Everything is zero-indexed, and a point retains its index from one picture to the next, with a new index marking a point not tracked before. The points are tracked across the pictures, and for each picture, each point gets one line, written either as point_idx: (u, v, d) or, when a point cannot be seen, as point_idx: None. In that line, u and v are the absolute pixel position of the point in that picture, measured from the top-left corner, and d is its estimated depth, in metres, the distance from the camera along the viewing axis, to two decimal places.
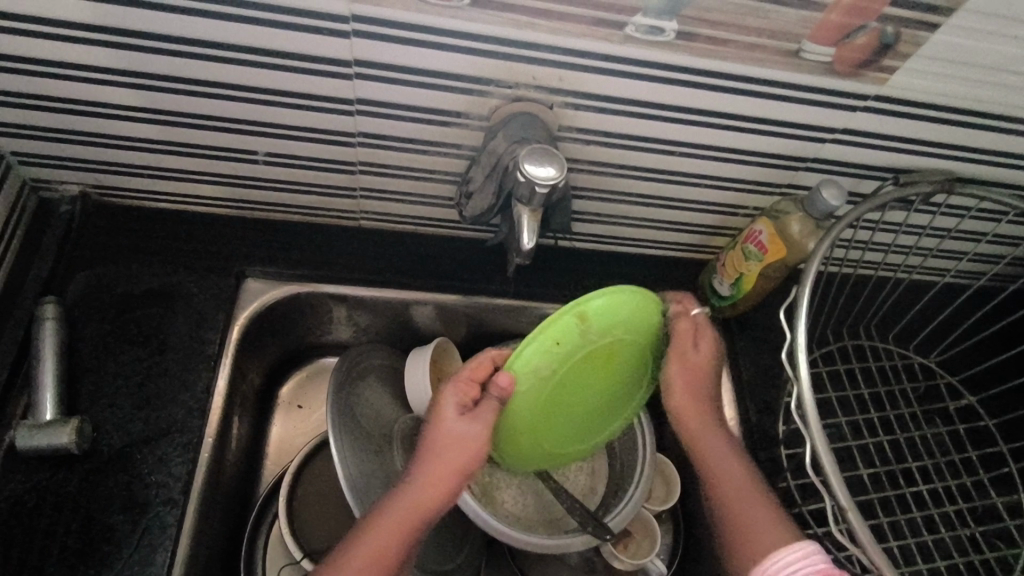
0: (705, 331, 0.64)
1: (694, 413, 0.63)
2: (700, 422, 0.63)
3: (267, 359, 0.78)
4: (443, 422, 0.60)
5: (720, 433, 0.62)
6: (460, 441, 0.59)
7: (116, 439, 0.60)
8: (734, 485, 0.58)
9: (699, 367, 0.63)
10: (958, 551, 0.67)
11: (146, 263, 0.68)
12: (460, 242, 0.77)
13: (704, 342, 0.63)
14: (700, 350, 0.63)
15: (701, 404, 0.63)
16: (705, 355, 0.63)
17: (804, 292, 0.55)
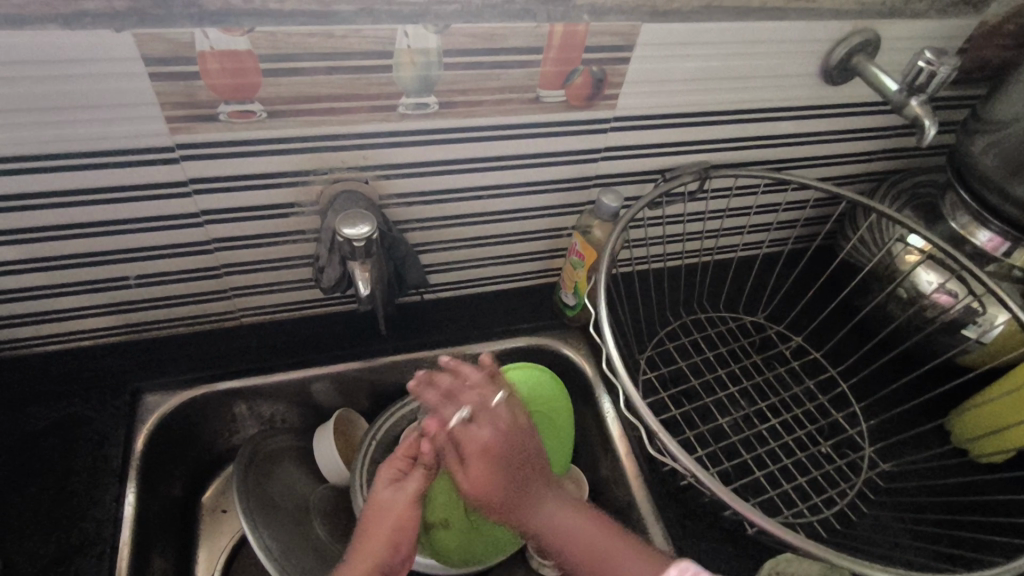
0: (483, 429, 0.61)
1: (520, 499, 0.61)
2: (529, 511, 0.61)
3: (183, 469, 0.83)
4: (376, 492, 0.64)
5: (557, 502, 0.62)
6: (391, 507, 0.62)
7: (31, 565, 0.63)
8: (590, 545, 0.59)
9: (476, 451, 0.60)
10: (815, 466, 0.78)
11: (42, 403, 0.74)
12: (338, 318, 0.86)
13: (485, 425, 0.61)
14: (486, 426, 0.61)
15: (518, 471, 0.61)
16: (478, 442, 0.60)
17: (601, 280, 0.67)
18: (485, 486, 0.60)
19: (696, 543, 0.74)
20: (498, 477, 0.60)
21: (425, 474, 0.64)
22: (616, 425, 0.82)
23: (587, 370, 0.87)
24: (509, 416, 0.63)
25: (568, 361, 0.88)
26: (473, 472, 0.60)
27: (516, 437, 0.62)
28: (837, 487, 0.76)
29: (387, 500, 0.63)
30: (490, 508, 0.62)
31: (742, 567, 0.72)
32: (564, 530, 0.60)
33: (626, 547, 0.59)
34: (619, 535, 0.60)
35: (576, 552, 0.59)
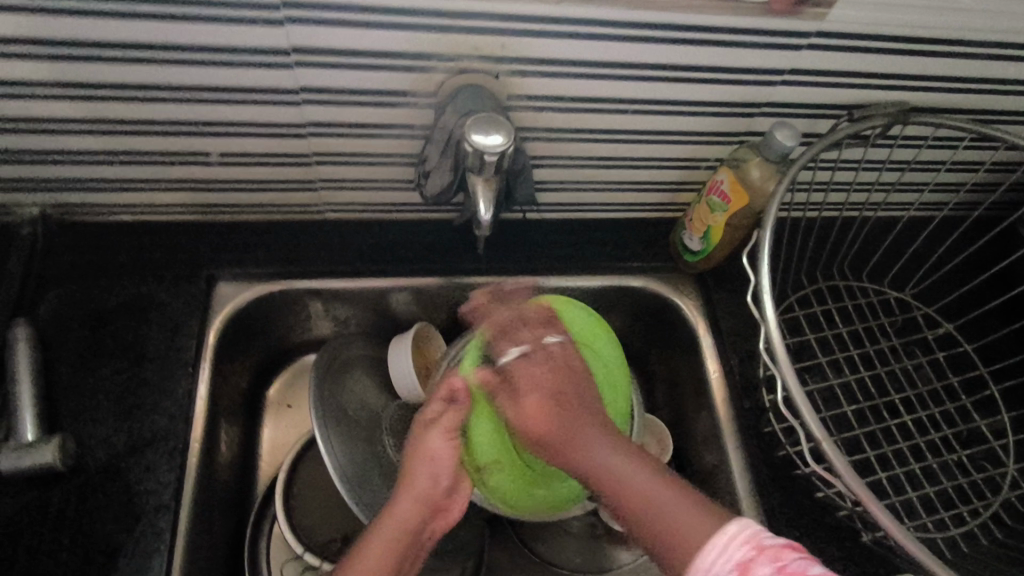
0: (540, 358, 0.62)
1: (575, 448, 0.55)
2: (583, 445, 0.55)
3: (251, 362, 0.78)
4: (416, 435, 0.61)
5: (607, 445, 0.55)
6: (429, 450, 0.60)
7: (102, 452, 0.60)
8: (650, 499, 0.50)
9: (547, 378, 0.60)
10: (946, 477, 0.68)
11: (114, 277, 0.68)
12: (429, 226, 0.77)
13: (526, 377, 0.60)
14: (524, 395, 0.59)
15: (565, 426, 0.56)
16: (532, 374, 0.60)
17: (765, 239, 0.55)
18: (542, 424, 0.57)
19: (800, 539, 0.66)
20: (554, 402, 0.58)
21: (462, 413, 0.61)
22: (722, 391, 0.73)
23: (697, 323, 0.77)
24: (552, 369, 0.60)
25: (677, 311, 0.78)
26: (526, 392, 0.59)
27: (567, 384, 0.60)
28: (969, 504, 0.67)
29: (428, 436, 0.60)
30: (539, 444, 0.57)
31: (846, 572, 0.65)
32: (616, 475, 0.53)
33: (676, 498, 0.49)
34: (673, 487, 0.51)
35: (623, 498, 0.52)
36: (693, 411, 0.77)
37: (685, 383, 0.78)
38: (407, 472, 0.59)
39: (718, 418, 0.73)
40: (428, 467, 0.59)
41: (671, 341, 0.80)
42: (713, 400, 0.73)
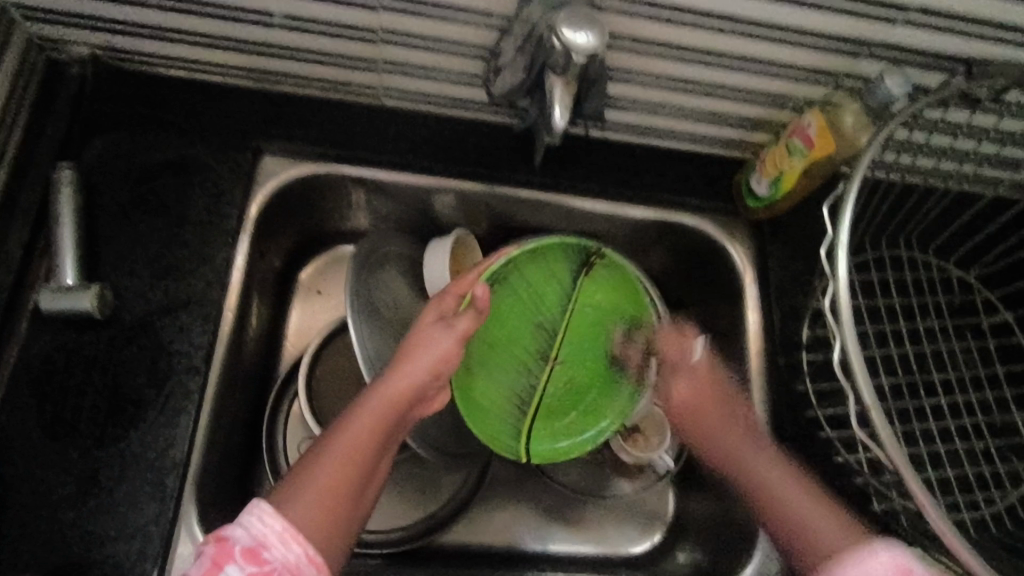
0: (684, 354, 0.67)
1: (731, 455, 0.63)
2: (746, 451, 0.62)
3: (287, 242, 0.77)
4: (421, 325, 0.61)
5: (768, 457, 0.61)
6: (429, 344, 0.59)
7: (138, 307, 0.60)
8: (777, 492, 0.59)
9: (703, 386, 0.65)
10: (969, 463, 0.67)
11: (160, 133, 0.66)
12: (486, 128, 0.73)
13: (683, 381, 0.66)
14: (691, 386, 0.66)
15: (713, 423, 0.64)
16: (686, 390, 0.66)
17: (851, 189, 0.51)
18: (689, 405, 0.66)
19: None
20: (700, 393, 0.65)
21: (477, 318, 0.61)
22: (759, 345, 0.71)
23: (746, 273, 0.73)
24: (696, 374, 0.66)
25: (726, 257, 0.74)
26: (686, 382, 0.66)
27: (716, 395, 0.65)
28: (987, 493, 0.66)
29: (432, 331, 0.59)
30: (694, 424, 0.66)
31: None
32: (777, 480, 0.59)
33: (801, 497, 0.58)
34: (810, 494, 0.58)
35: (767, 495, 0.59)
36: (724, 359, 0.76)
37: (720, 330, 0.76)
38: (401, 358, 0.58)
39: (749, 369, 0.71)
40: (423, 358, 0.58)
41: (713, 286, 0.78)
42: (747, 351, 0.72)
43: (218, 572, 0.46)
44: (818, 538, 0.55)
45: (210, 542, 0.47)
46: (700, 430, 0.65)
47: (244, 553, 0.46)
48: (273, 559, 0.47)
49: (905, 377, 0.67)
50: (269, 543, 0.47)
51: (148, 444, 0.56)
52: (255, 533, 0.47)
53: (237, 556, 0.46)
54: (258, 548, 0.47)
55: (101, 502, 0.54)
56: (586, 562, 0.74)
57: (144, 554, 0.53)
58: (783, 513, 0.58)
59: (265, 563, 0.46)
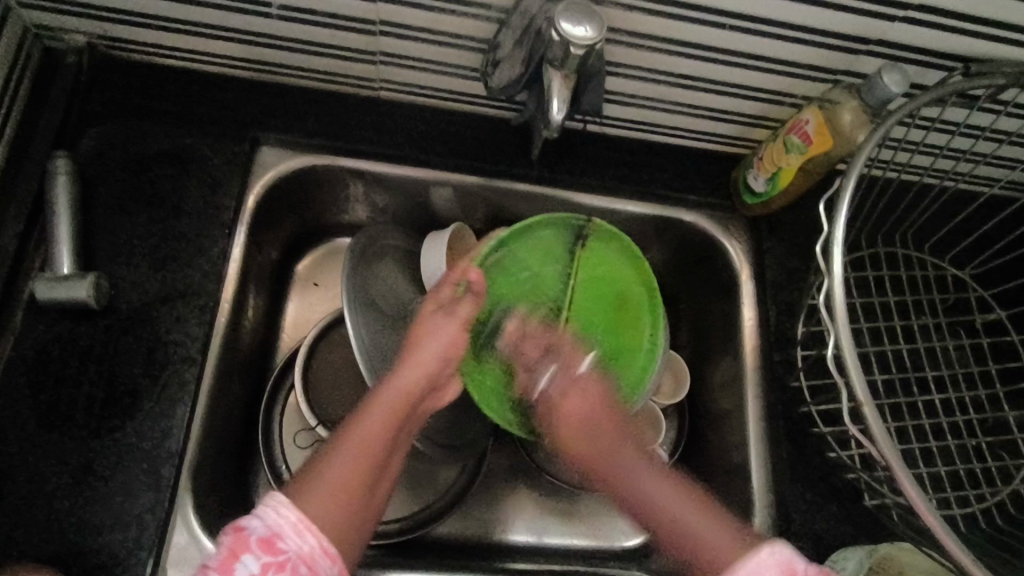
0: (591, 386, 0.67)
1: (625, 480, 0.60)
2: (628, 469, 0.61)
3: (284, 233, 0.77)
4: (422, 319, 0.64)
5: (654, 472, 0.60)
6: (437, 331, 0.63)
7: (134, 297, 0.60)
8: (670, 508, 0.55)
9: (599, 408, 0.65)
10: (961, 459, 0.68)
11: (157, 124, 0.66)
12: (484, 121, 0.73)
13: (577, 398, 0.66)
14: (586, 399, 0.66)
15: (604, 434, 0.64)
16: (575, 402, 0.66)
17: (848, 186, 0.51)
18: (575, 423, 0.65)
19: (800, 493, 0.66)
20: (603, 413, 0.65)
21: (477, 300, 0.65)
22: (754, 341, 0.71)
23: (742, 268, 0.73)
24: (583, 393, 0.66)
25: (722, 252, 0.74)
26: (566, 408, 0.66)
27: (619, 414, 0.65)
28: (978, 489, 0.67)
29: (430, 317, 0.64)
30: (580, 442, 0.64)
31: (839, 531, 0.65)
32: (651, 500, 0.57)
33: (683, 501, 0.55)
34: (705, 503, 0.55)
35: (663, 523, 0.55)
36: (719, 354, 0.76)
37: (716, 326, 0.77)
38: (409, 349, 0.61)
39: (743, 364, 0.72)
40: (430, 344, 0.62)
41: (709, 281, 0.78)
42: (742, 347, 0.72)
43: (234, 563, 0.44)
44: (716, 554, 0.50)
45: (227, 531, 0.46)
46: (592, 446, 0.64)
47: (259, 542, 0.45)
48: (288, 549, 0.46)
49: (899, 374, 0.67)
50: (285, 533, 0.46)
51: (144, 434, 0.56)
52: (270, 522, 0.46)
53: (254, 545, 0.45)
54: (273, 537, 0.46)
55: (97, 491, 0.54)
56: (580, 554, 0.75)
57: (140, 544, 0.53)
58: (683, 535, 0.53)
59: (280, 553, 0.45)
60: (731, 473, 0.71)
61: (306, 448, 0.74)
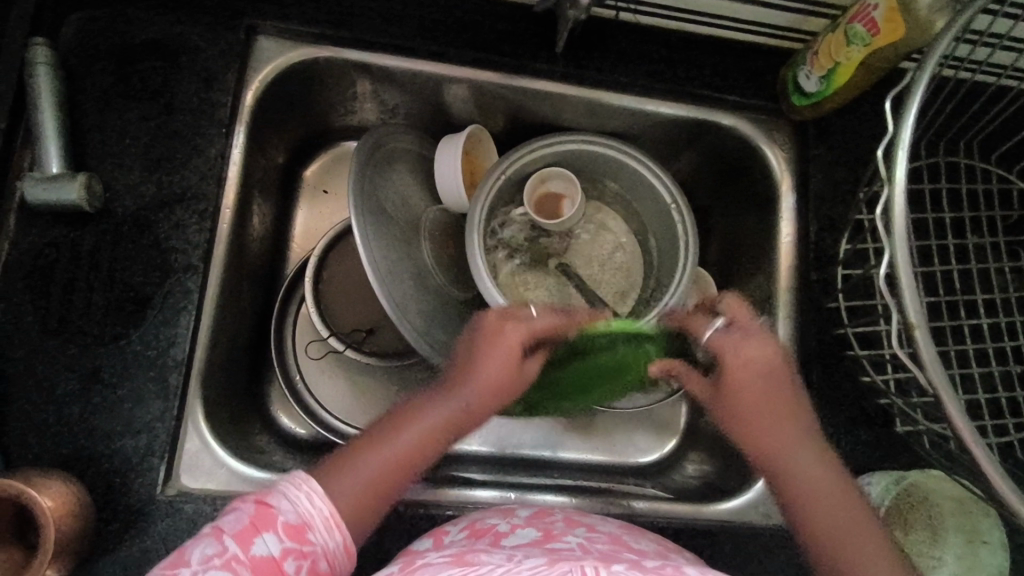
0: (748, 361, 0.50)
1: (778, 451, 0.49)
2: (782, 439, 0.49)
3: (290, 136, 0.72)
4: (494, 325, 0.53)
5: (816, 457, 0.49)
6: (503, 351, 0.51)
7: (130, 201, 0.56)
8: (829, 532, 0.45)
9: (763, 378, 0.50)
10: (1002, 386, 0.64)
11: (143, 8, 0.60)
12: (504, 9, 0.65)
13: (749, 370, 0.50)
14: (738, 360, 0.50)
15: (775, 402, 0.50)
16: (744, 383, 0.50)
17: (920, 81, 0.44)
18: (750, 396, 0.50)
19: (827, 417, 0.63)
20: (763, 394, 0.50)
21: (557, 325, 0.54)
22: (790, 257, 0.67)
23: (783, 177, 0.67)
24: (744, 363, 0.50)
25: (763, 161, 0.68)
26: (746, 390, 0.50)
27: (771, 376, 0.50)
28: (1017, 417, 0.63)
29: (505, 332, 0.52)
30: (741, 402, 0.50)
31: (865, 456, 0.63)
32: (818, 485, 0.47)
33: (857, 534, 0.45)
34: (852, 512, 0.46)
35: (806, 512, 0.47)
36: (751, 271, 0.71)
37: (749, 241, 0.72)
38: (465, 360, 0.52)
39: (776, 283, 0.67)
40: (490, 363, 0.51)
41: (745, 193, 0.72)
42: (776, 264, 0.67)
43: (254, 537, 0.40)
44: (869, 564, 0.44)
45: (247, 503, 0.42)
46: (760, 404, 0.50)
47: (285, 527, 0.41)
48: (315, 542, 0.41)
49: (948, 296, 0.62)
50: (314, 524, 0.42)
51: (149, 343, 0.54)
52: (300, 510, 0.42)
53: (280, 527, 0.40)
54: (300, 527, 0.41)
55: (104, 399, 0.53)
56: (594, 470, 0.74)
57: (151, 451, 0.53)
58: (820, 534, 0.46)
59: (306, 545, 0.41)
60: None
61: (317, 360, 0.74)
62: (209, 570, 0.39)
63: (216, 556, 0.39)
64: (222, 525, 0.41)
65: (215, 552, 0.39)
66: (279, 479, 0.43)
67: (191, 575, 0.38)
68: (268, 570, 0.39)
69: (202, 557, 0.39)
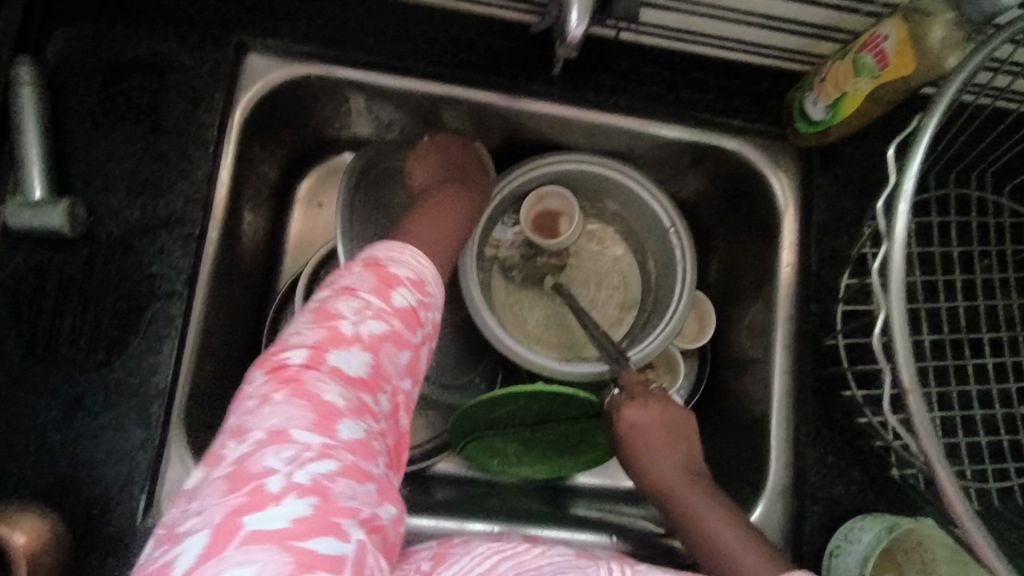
0: (639, 424, 0.57)
1: (673, 493, 0.55)
2: (675, 488, 0.55)
3: (283, 152, 0.70)
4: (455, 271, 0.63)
5: (707, 500, 0.54)
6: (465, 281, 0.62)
7: (114, 225, 0.56)
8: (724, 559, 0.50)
9: (657, 439, 0.57)
10: (1007, 429, 0.62)
11: (130, 25, 0.58)
12: (500, 28, 0.63)
13: (640, 435, 0.57)
14: (636, 429, 0.57)
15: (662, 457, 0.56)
16: (638, 446, 0.57)
17: (926, 126, 0.42)
18: (644, 454, 0.57)
19: (822, 456, 0.62)
20: (650, 452, 0.57)
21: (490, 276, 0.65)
22: (790, 288, 0.65)
23: (787, 207, 0.65)
24: (641, 430, 0.57)
25: (766, 189, 0.66)
26: (643, 448, 0.57)
27: (659, 437, 0.57)
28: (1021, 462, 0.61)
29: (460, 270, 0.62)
30: (638, 464, 0.57)
31: (861, 498, 0.61)
32: (705, 522, 0.52)
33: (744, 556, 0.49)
34: (743, 540, 0.50)
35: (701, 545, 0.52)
36: (751, 301, 0.69)
37: (749, 269, 0.70)
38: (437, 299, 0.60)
39: (774, 315, 0.65)
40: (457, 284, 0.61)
41: (747, 219, 0.70)
42: (775, 295, 0.65)
43: (389, 291, 0.47)
44: None
45: (365, 264, 0.48)
46: (652, 462, 0.57)
47: (411, 284, 0.49)
48: (427, 319, 0.49)
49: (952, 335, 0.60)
50: (427, 281, 0.50)
51: (130, 372, 0.54)
52: (411, 269, 0.50)
53: (407, 282, 0.49)
54: (419, 282, 0.50)
55: (86, 427, 0.53)
56: (584, 494, 0.73)
57: (131, 481, 0.52)
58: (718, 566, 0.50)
59: (424, 320, 0.48)
60: (751, 427, 0.66)
61: None
62: (364, 320, 0.45)
63: (365, 309, 0.46)
64: (351, 285, 0.47)
65: (363, 306, 0.46)
66: (376, 244, 0.50)
67: (350, 325, 0.45)
68: (408, 316, 0.47)
69: (351, 311, 0.45)
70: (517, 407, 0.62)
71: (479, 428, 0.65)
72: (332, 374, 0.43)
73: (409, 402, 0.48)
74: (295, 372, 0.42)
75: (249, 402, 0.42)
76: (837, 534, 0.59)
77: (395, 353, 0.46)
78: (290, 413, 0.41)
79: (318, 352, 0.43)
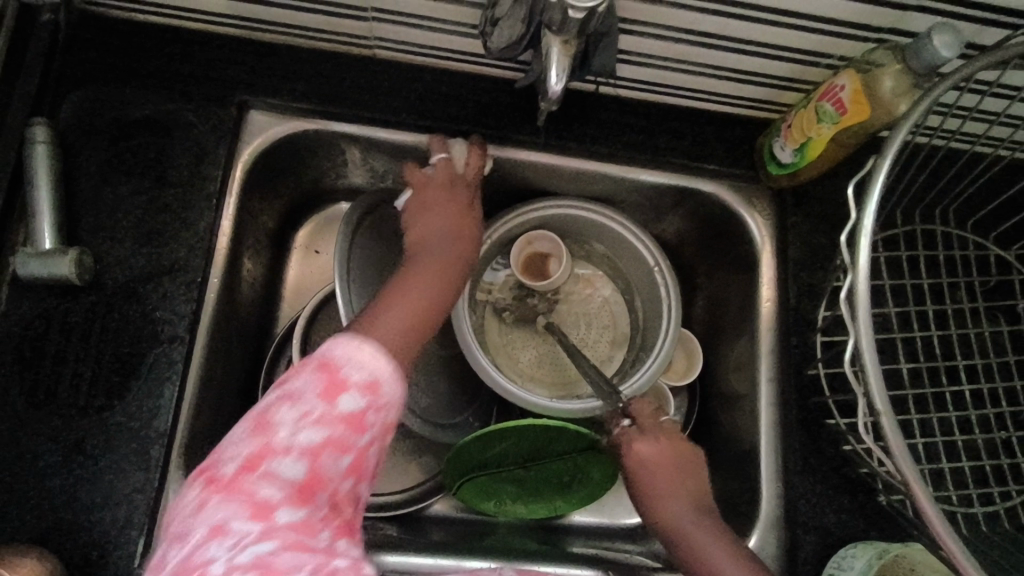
0: (644, 453, 0.59)
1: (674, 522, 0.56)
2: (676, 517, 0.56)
3: (282, 201, 0.73)
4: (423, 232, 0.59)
5: (707, 528, 0.55)
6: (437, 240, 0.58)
7: (120, 273, 0.58)
8: None
9: (660, 468, 0.58)
10: (987, 454, 0.64)
11: (139, 86, 0.62)
12: (487, 84, 0.68)
13: (645, 463, 0.58)
14: (641, 459, 0.58)
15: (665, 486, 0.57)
16: (642, 475, 0.58)
17: (881, 166, 0.45)
18: (648, 483, 0.58)
19: (811, 486, 0.63)
20: (655, 482, 0.58)
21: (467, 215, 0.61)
22: (771, 321, 0.67)
23: (764, 245, 0.68)
24: (646, 460, 0.58)
25: (743, 227, 0.69)
26: (647, 477, 0.58)
27: (663, 466, 0.58)
28: (1003, 486, 0.63)
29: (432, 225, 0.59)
30: (642, 493, 0.58)
31: (851, 526, 0.62)
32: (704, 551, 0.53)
33: None
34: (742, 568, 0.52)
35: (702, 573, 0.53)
36: (734, 335, 0.72)
37: (732, 304, 0.72)
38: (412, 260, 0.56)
39: (757, 348, 0.68)
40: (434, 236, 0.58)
41: (727, 257, 0.73)
42: (756, 329, 0.68)
43: (336, 395, 0.43)
44: None
45: (313, 363, 0.44)
46: (655, 492, 0.57)
47: (361, 389, 0.44)
48: (376, 419, 0.44)
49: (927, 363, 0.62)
50: (382, 381, 0.44)
51: (130, 415, 0.55)
52: (366, 371, 0.44)
53: (355, 387, 0.44)
54: (372, 385, 0.44)
55: (86, 471, 0.54)
56: (579, 531, 0.74)
57: (130, 523, 0.53)
58: None
59: (370, 423, 0.44)
60: (741, 459, 0.68)
61: None
62: (302, 428, 0.42)
63: (305, 416, 0.42)
64: (296, 389, 0.43)
65: (303, 412, 0.42)
66: (334, 339, 0.45)
67: (288, 433, 0.42)
68: (352, 422, 0.43)
69: (291, 418, 0.42)
70: (511, 442, 0.63)
71: (474, 467, 0.65)
72: (269, 478, 0.42)
73: (363, 485, 0.46)
74: (231, 477, 0.41)
75: (190, 503, 0.42)
76: (829, 563, 0.60)
77: (336, 455, 0.43)
78: (229, 510, 0.40)
79: (258, 455, 0.42)
